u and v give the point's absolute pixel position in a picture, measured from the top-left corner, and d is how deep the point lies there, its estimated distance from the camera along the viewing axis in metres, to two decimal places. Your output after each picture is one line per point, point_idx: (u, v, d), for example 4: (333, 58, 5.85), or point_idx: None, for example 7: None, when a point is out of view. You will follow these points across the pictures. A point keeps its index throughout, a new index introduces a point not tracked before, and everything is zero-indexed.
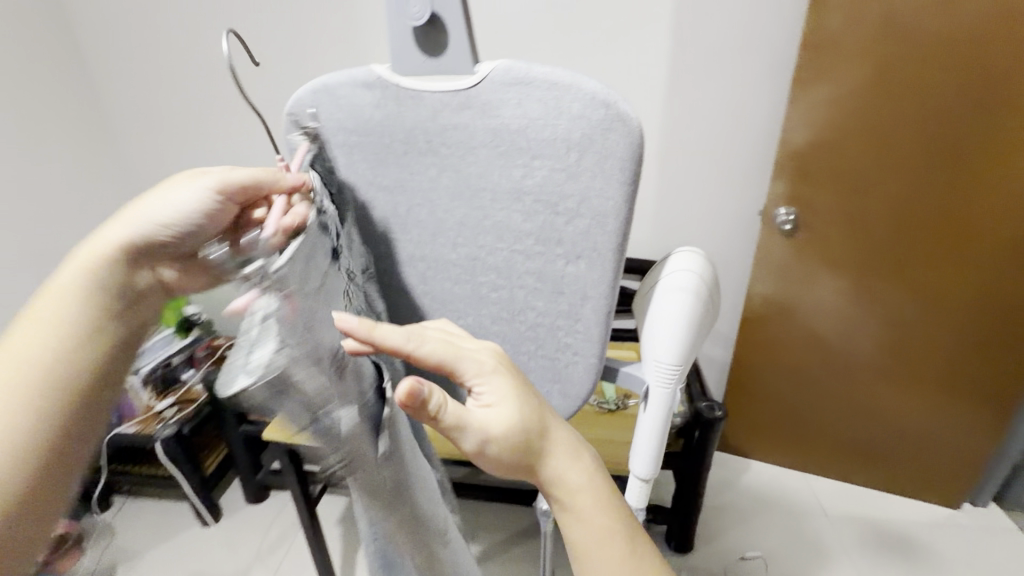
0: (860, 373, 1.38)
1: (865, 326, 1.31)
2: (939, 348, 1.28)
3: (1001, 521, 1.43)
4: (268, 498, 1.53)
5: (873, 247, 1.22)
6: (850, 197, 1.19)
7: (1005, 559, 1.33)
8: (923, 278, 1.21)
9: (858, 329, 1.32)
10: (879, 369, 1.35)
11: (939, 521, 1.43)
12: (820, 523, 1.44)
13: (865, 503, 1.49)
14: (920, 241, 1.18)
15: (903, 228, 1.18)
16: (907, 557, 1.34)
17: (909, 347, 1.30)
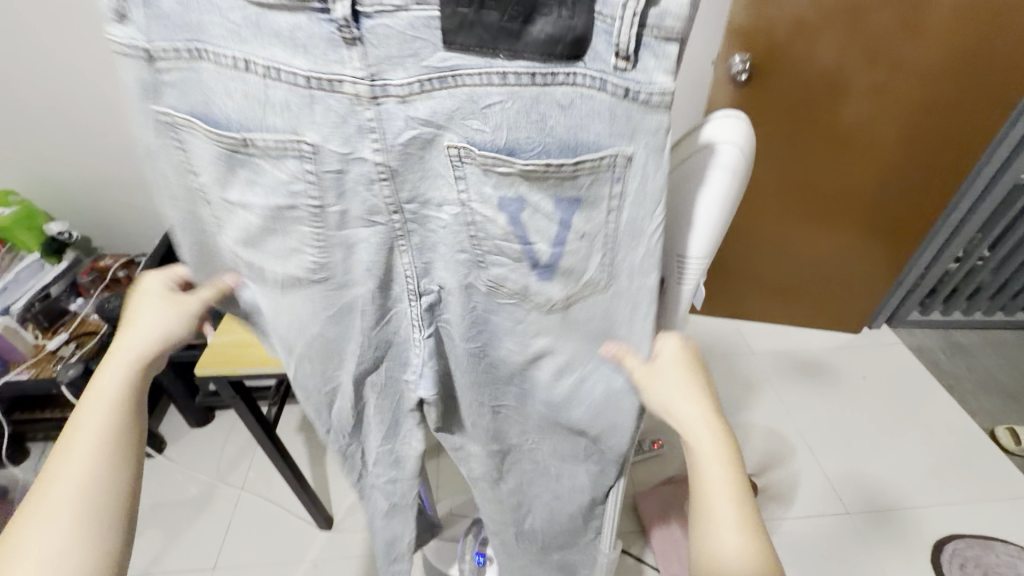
0: (811, 238, 1.46)
1: (813, 195, 1.36)
2: (880, 204, 1.35)
3: (889, 337, 1.67)
4: (214, 421, 1.44)
5: (828, 118, 1.21)
6: (802, 70, 1.15)
7: (890, 368, 1.57)
8: (871, 142, 1.24)
9: (805, 199, 1.37)
10: (824, 228, 1.43)
11: (842, 346, 1.64)
12: (749, 361, 1.58)
13: (786, 339, 1.66)
14: (869, 109, 1.18)
15: (869, 89, 1.15)
16: (818, 378, 1.53)
17: (852, 208, 1.37)
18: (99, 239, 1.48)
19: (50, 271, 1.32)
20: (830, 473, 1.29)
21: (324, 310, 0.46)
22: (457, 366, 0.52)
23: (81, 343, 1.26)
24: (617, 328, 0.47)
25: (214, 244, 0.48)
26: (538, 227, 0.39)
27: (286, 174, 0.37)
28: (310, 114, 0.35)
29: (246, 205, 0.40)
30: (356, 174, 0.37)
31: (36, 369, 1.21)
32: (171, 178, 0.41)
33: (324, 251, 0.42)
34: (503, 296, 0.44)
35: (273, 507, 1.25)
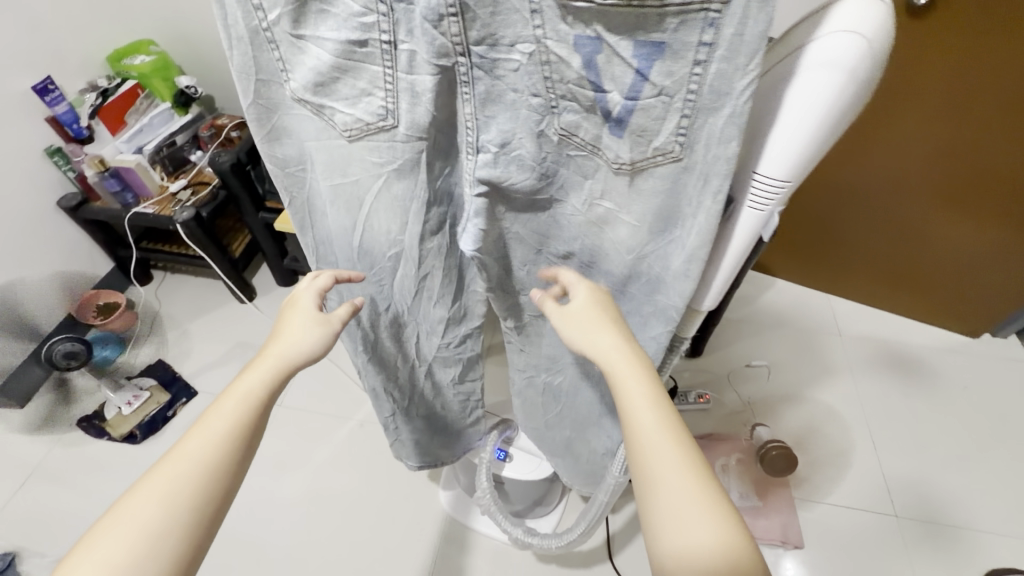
0: (944, 217, 1.24)
1: (966, 164, 1.13)
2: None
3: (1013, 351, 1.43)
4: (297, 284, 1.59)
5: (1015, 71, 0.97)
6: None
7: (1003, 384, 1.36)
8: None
9: (952, 168, 1.15)
10: (966, 207, 1.20)
11: (951, 348, 1.43)
12: (831, 339, 1.44)
13: (882, 327, 1.47)
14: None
15: None
16: (907, 374, 1.37)
17: (1014, 188, 1.12)
18: (220, 99, 1.60)
19: (178, 121, 1.46)
20: (887, 473, 1.19)
21: (388, 164, 0.47)
22: (521, 227, 0.53)
23: (196, 191, 1.41)
24: (681, 205, 0.43)
25: (285, 109, 0.46)
26: (615, 73, 0.37)
27: (359, 6, 0.38)
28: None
29: (318, 37, 0.40)
30: (426, 6, 0.37)
31: (159, 207, 1.38)
32: (244, 15, 0.39)
33: (388, 90, 0.42)
34: (574, 145, 0.44)
35: (334, 368, 1.39)
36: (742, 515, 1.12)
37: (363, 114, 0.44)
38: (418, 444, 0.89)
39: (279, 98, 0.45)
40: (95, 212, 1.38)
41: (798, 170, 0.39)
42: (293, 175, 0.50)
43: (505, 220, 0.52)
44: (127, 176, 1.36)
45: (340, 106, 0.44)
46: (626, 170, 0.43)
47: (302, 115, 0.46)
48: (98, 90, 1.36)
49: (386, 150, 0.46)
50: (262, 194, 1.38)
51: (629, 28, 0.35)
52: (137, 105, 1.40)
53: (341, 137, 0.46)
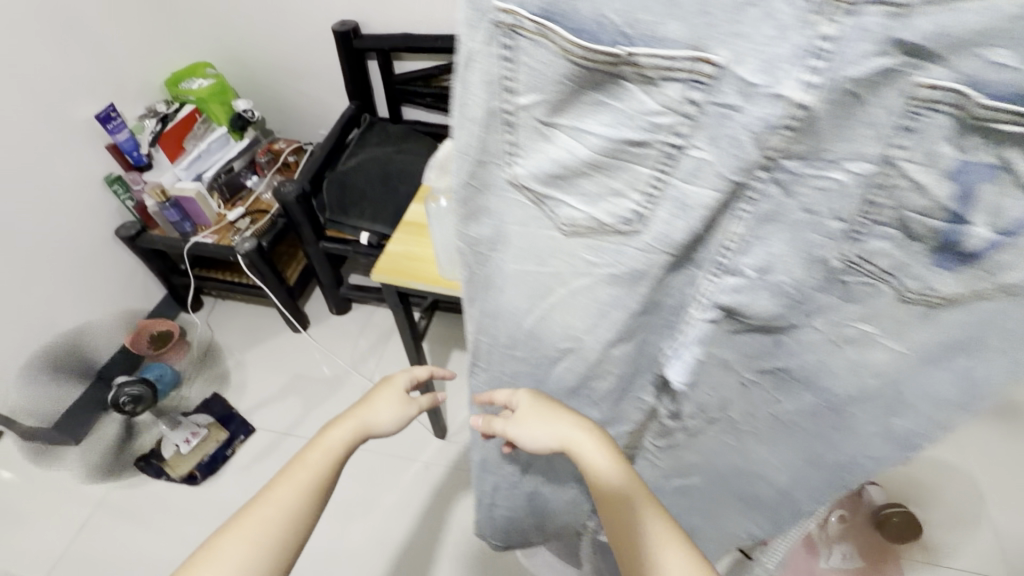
0: None
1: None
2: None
3: None
4: (351, 311, 1.54)
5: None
6: None
7: None
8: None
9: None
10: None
11: None
12: None
13: None
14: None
15: None
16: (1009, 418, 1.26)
17: None
18: (274, 122, 1.57)
19: (234, 146, 1.42)
20: (1001, 532, 1.10)
21: (606, 270, 0.38)
22: (736, 351, 0.43)
23: (255, 220, 1.37)
24: (990, 339, 0.35)
25: (492, 194, 0.38)
26: (986, 204, 0.30)
27: (657, 103, 0.30)
28: (740, 22, 0.27)
29: (576, 128, 0.33)
30: (759, 113, 0.29)
31: (218, 236, 1.34)
32: (488, 95, 0.33)
33: (644, 189, 0.33)
34: (858, 277, 0.35)
35: None
36: None
37: (599, 211, 0.35)
38: (512, 521, 0.81)
39: (492, 180, 0.37)
40: (153, 240, 1.34)
41: None
42: (480, 254, 0.42)
43: (717, 344, 0.43)
44: (187, 205, 1.32)
45: (584, 200, 0.36)
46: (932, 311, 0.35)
47: (512, 202, 0.38)
48: (158, 117, 1.32)
49: (609, 254, 0.37)
50: (323, 223, 1.32)
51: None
52: (196, 131, 1.37)
53: (556, 229, 0.38)
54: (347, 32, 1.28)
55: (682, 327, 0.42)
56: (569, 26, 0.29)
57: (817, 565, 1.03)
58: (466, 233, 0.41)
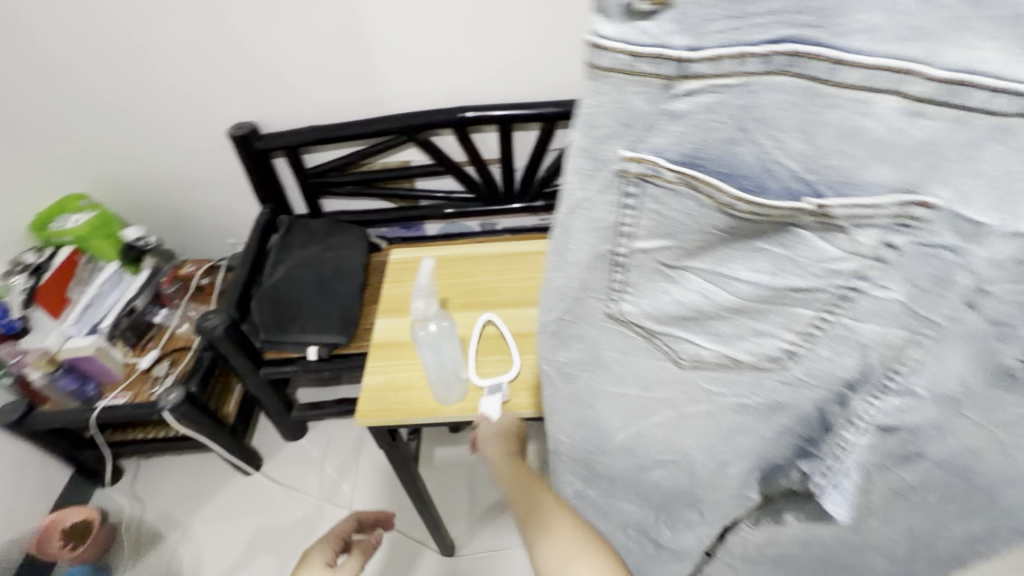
0: None
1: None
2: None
3: None
4: (307, 434, 1.35)
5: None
6: None
7: None
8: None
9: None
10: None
11: None
12: None
13: None
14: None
15: None
16: None
17: None
18: (171, 242, 1.39)
19: (132, 281, 1.22)
20: None
21: (740, 397, 0.40)
22: (879, 455, 0.40)
23: (176, 360, 1.17)
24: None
25: (590, 323, 0.39)
26: None
27: (840, 252, 0.30)
28: (958, 170, 0.26)
29: (721, 273, 0.33)
30: (976, 260, 0.28)
31: (133, 391, 1.12)
32: (596, 239, 0.34)
33: (788, 324, 0.34)
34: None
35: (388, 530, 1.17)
36: None
37: (741, 343, 0.37)
38: None
39: (591, 312, 0.39)
40: (46, 417, 1.09)
41: None
42: (567, 372, 0.44)
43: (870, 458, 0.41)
44: (86, 367, 1.09)
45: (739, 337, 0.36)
46: None
47: (612, 331, 0.39)
48: (27, 270, 1.10)
49: (745, 381, 0.39)
50: (259, 348, 1.15)
51: None
52: (80, 274, 1.16)
53: (678, 359, 0.39)
54: (245, 134, 1.16)
55: (827, 451, 0.41)
56: (716, 176, 0.29)
57: None
58: (563, 348, 0.42)
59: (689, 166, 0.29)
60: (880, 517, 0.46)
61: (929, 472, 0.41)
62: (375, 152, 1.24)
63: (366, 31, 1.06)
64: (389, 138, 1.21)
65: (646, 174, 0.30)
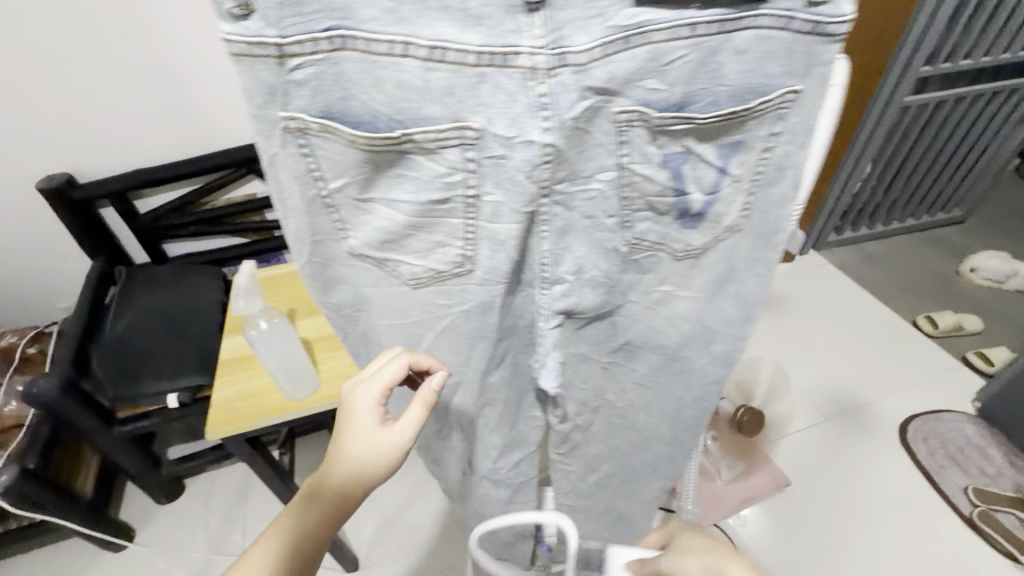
0: None
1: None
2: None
3: (817, 261, 1.85)
4: (185, 492, 1.27)
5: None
6: None
7: (824, 287, 1.75)
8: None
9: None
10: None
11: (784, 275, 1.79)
12: None
13: None
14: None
15: None
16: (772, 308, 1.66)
17: None
18: None
19: None
20: (808, 392, 1.42)
21: (463, 306, 0.43)
22: (590, 343, 0.49)
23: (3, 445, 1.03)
24: (745, 270, 0.45)
25: (341, 261, 0.42)
26: (697, 177, 0.39)
27: (445, 167, 0.35)
28: (477, 96, 0.33)
29: (389, 200, 0.37)
30: (521, 158, 0.35)
31: None
32: (302, 188, 0.37)
33: (451, 237, 0.39)
34: (641, 251, 0.43)
35: None
36: (739, 484, 1.21)
37: (432, 259, 0.40)
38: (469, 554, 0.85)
39: (335, 253, 0.42)
40: None
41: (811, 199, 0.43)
42: (348, 315, 0.47)
43: (569, 342, 0.48)
44: None
45: (415, 256, 0.40)
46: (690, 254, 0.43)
47: (357, 266, 0.42)
48: None
49: (455, 294, 0.42)
50: (109, 406, 1.08)
51: (723, 143, 0.38)
52: None
53: (403, 284, 0.43)
54: (59, 186, 1.09)
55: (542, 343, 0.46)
56: (346, 123, 0.33)
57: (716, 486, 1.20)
58: (326, 303, 0.45)
59: (320, 112, 0.33)
60: (649, 410, 0.57)
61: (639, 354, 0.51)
62: (211, 189, 1.23)
63: (177, 71, 1.06)
64: (225, 172, 1.22)
65: (291, 123, 0.33)
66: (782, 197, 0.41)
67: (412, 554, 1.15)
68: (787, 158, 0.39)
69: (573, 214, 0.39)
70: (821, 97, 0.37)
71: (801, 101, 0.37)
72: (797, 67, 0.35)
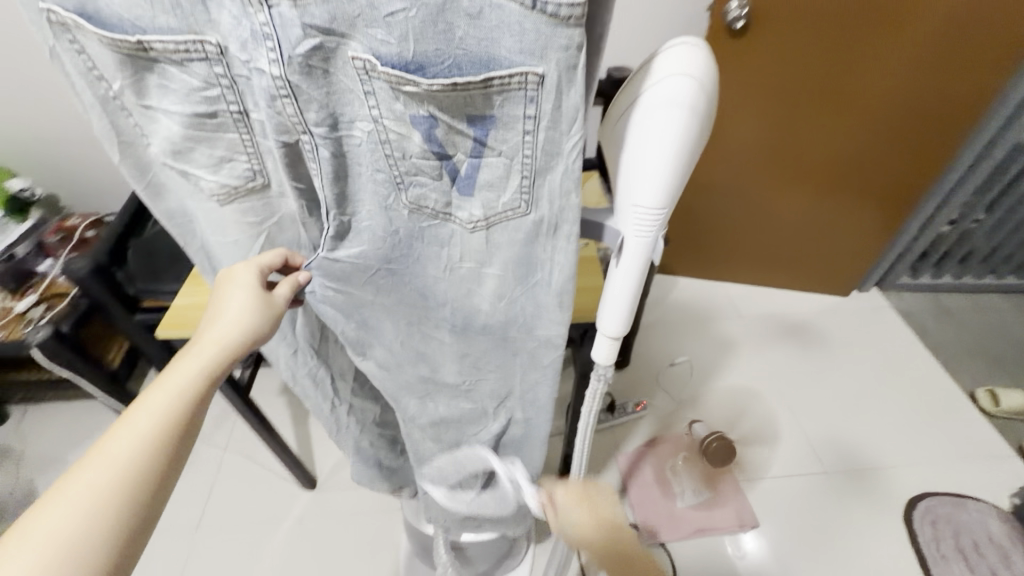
0: (789, 188, 1.42)
1: (796, 151, 1.33)
2: (870, 161, 1.33)
3: (876, 300, 1.65)
4: None
5: (829, 58, 1.15)
6: (797, 21, 1.10)
7: (873, 329, 1.56)
8: (869, 86, 1.18)
9: (790, 155, 1.34)
10: (819, 184, 1.40)
11: (829, 306, 1.62)
12: (729, 326, 1.55)
13: (773, 301, 1.63)
14: (861, 63, 1.15)
15: (864, 38, 1.11)
16: (802, 340, 1.52)
17: (838, 166, 1.35)
18: (66, 196, 1.44)
19: (15, 230, 1.29)
20: (811, 436, 1.30)
21: (261, 214, 0.52)
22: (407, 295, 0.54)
23: (52, 305, 1.23)
24: (540, 254, 0.47)
25: (155, 166, 0.47)
26: (456, 143, 0.40)
27: (199, 81, 0.39)
28: (210, 16, 0.35)
29: (166, 110, 0.41)
30: (259, 84, 0.38)
31: (7, 330, 1.19)
32: (93, 87, 0.40)
33: (230, 150, 0.44)
34: (425, 216, 0.47)
35: (255, 465, 1.25)
36: (700, 512, 1.15)
37: (223, 171, 0.46)
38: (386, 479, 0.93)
39: (147, 155, 0.46)
40: None
41: (668, 196, 0.42)
42: (182, 222, 0.52)
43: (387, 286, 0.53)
44: None
45: (206, 170, 0.46)
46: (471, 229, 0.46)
47: (170, 172, 0.47)
48: None
49: (256, 203, 0.51)
50: (135, 294, 1.20)
51: (475, 111, 0.38)
52: None
53: (209, 196, 0.49)
54: None
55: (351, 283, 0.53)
56: (98, 26, 0.36)
57: (674, 506, 1.16)
58: (161, 203, 0.51)
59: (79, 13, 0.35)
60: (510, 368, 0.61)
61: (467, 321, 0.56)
62: None
63: None
64: None
65: (54, 19, 0.36)
66: (562, 188, 0.41)
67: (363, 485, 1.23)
68: (551, 145, 0.39)
69: (336, 161, 0.42)
70: (568, 85, 0.34)
71: (546, 87, 0.35)
72: (533, 47, 0.33)
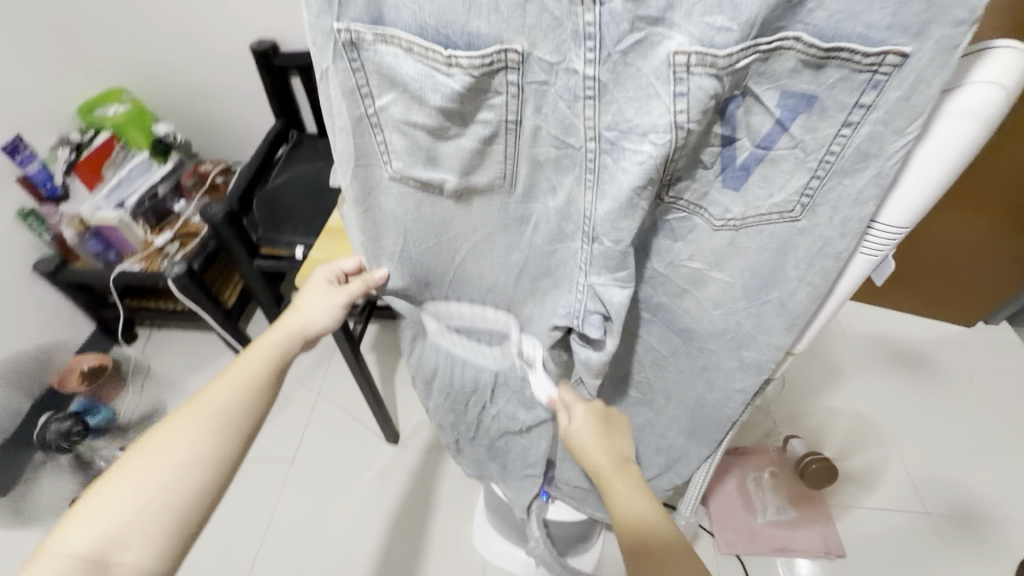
0: None
1: None
2: None
3: (1005, 335, 1.48)
4: None
5: None
6: None
7: (999, 369, 1.40)
8: None
9: None
10: (961, 202, 1.27)
11: (948, 337, 1.47)
12: (834, 343, 1.44)
13: (882, 323, 1.50)
14: None
15: None
16: (914, 370, 1.39)
17: (994, 184, 1.21)
18: (198, 144, 1.56)
19: (156, 170, 1.38)
20: (913, 472, 1.21)
21: (500, 219, 0.48)
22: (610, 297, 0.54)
23: (184, 243, 1.34)
24: (786, 266, 0.44)
25: (378, 187, 0.47)
26: (750, 122, 0.38)
27: (483, 86, 0.37)
28: (522, 18, 0.34)
29: (410, 119, 0.40)
30: (563, 85, 0.37)
31: (146, 262, 1.30)
32: (350, 104, 0.41)
33: (473, 162, 0.43)
34: (676, 207, 0.45)
35: (346, 415, 1.33)
36: (783, 529, 1.11)
37: (463, 175, 0.44)
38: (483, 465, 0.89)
39: (377, 176, 0.46)
40: (75, 273, 1.30)
41: (917, 214, 0.38)
42: (379, 248, 0.52)
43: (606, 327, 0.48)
44: (109, 234, 1.28)
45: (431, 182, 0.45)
46: (714, 231, 0.45)
47: (398, 189, 0.47)
48: (71, 145, 1.27)
49: (495, 212, 0.47)
50: (256, 241, 1.30)
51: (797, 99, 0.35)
52: (114, 158, 1.32)
53: (444, 202, 0.47)
54: (265, 50, 1.28)
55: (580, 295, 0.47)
56: (403, 31, 0.36)
57: (755, 520, 1.12)
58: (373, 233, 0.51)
59: (378, 28, 0.36)
60: (657, 363, 0.61)
61: (649, 322, 0.57)
62: None
63: None
64: None
65: (341, 44, 0.37)
66: (859, 194, 0.38)
67: (441, 448, 1.27)
68: (872, 143, 0.36)
69: (619, 182, 0.38)
70: (939, 70, 0.31)
71: (907, 69, 0.32)
72: (910, 22, 0.30)
